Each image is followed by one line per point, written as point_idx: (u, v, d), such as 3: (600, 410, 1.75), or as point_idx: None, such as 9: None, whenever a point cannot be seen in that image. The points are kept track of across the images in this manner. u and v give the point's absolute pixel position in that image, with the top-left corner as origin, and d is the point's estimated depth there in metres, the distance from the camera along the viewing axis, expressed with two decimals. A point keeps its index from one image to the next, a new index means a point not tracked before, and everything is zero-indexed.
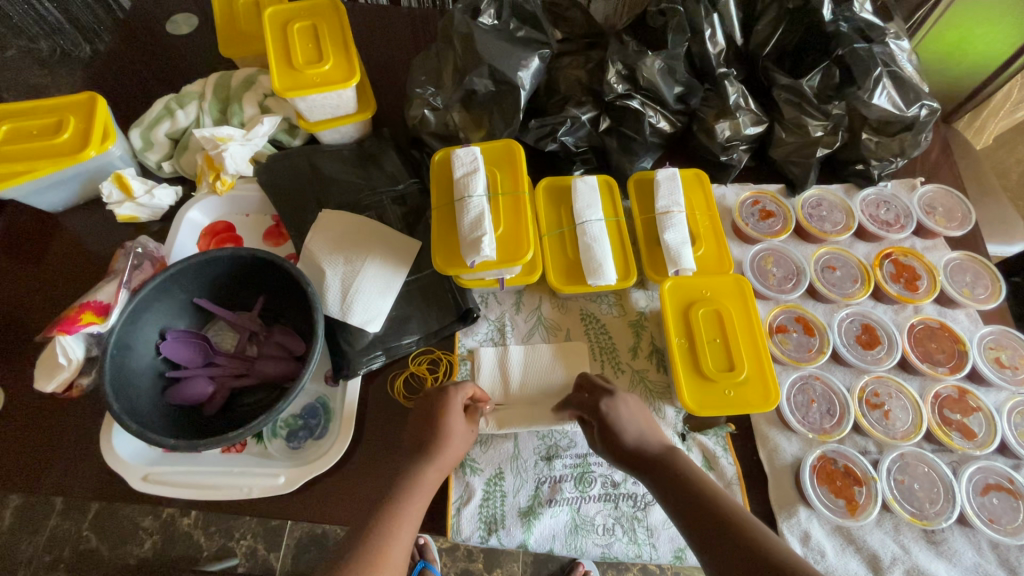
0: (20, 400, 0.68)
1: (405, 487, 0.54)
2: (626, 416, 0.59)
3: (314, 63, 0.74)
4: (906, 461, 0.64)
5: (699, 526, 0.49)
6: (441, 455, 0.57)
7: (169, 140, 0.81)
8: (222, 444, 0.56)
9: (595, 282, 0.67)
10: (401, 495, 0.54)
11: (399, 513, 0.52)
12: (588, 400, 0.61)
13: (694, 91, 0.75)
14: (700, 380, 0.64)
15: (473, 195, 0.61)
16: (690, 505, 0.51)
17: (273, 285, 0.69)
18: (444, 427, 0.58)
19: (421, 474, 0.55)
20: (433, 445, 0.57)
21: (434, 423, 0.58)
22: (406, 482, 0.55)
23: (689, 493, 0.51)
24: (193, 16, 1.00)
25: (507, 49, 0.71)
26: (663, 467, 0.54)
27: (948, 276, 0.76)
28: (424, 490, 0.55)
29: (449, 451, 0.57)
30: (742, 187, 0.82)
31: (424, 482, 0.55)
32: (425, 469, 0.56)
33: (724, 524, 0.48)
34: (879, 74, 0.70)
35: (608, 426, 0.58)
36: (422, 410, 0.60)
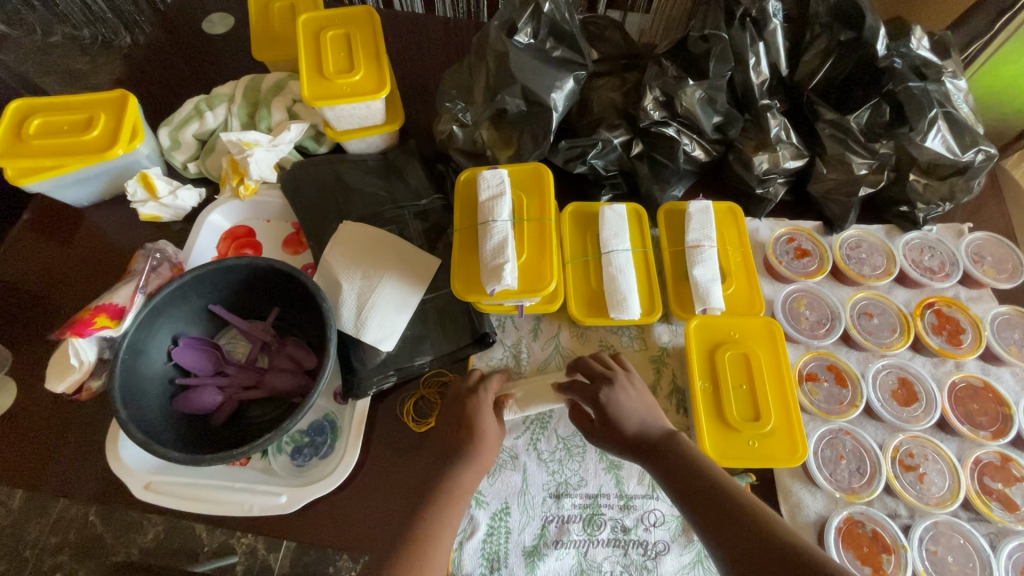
0: (32, 397, 0.68)
1: (449, 493, 0.55)
2: (624, 397, 0.58)
3: (345, 73, 0.73)
4: (939, 530, 0.60)
5: (706, 512, 0.48)
6: (479, 455, 0.57)
7: (196, 141, 0.81)
8: (225, 461, 0.55)
9: (620, 317, 0.65)
10: (443, 504, 0.54)
11: (454, 489, 0.55)
12: (586, 389, 0.59)
13: (734, 121, 0.72)
14: (722, 427, 0.61)
15: (498, 218, 0.59)
16: (695, 494, 0.49)
17: (288, 295, 0.68)
18: (478, 426, 0.59)
19: (459, 477, 0.56)
20: (467, 450, 0.57)
21: (466, 424, 0.59)
22: (446, 486, 0.55)
23: (695, 478, 0.50)
24: (230, 16, 1.01)
25: (540, 69, 0.68)
26: (664, 451, 0.53)
27: (994, 331, 0.71)
28: (462, 491, 0.56)
29: (488, 448, 0.58)
30: (777, 223, 0.78)
31: (461, 484, 0.56)
32: (463, 470, 0.56)
33: (737, 511, 0.47)
34: (935, 115, 0.66)
35: (609, 409, 0.57)
36: (451, 415, 0.61)
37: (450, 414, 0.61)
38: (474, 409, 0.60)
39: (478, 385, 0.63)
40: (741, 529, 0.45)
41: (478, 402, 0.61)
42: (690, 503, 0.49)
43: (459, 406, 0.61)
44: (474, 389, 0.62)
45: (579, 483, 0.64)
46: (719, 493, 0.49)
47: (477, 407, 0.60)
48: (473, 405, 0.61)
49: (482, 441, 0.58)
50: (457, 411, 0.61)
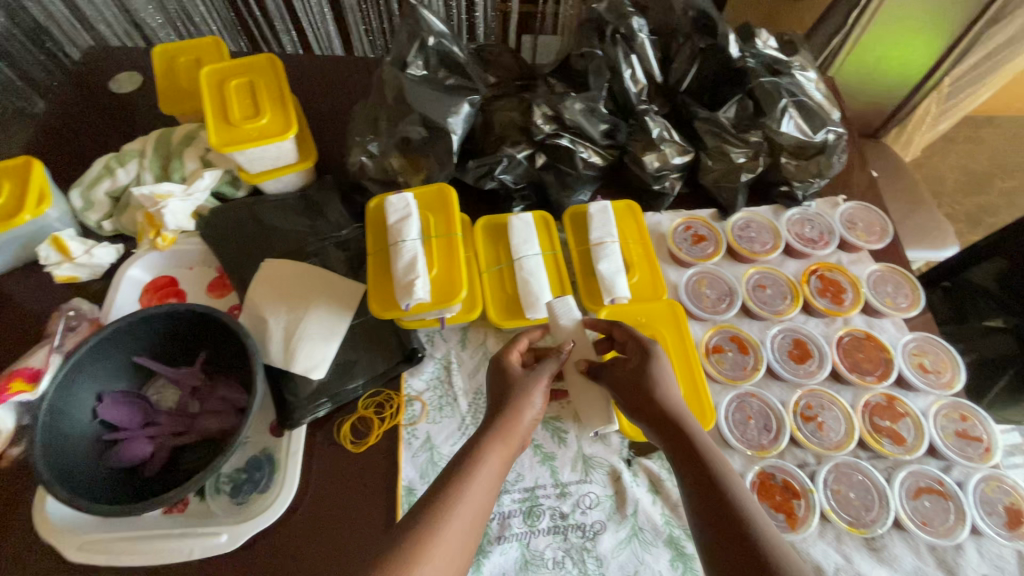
0: None
1: (469, 466, 0.51)
2: (666, 376, 0.59)
3: (251, 118, 0.76)
4: (841, 471, 0.66)
5: (700, 491, 0.51)
6: (507, 427, 0.55)
7: (109, 198, 0.82)
8: (159, 506, 0.56)
9: (562, 324, 0.66)
10: (466, 474, 0.50)
11: (478, 459, 0.52)
12: (635, 345, 0.62)
13: (619, 127, 0.79)
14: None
15: (407, 238, 0.64)
16: (709, 496, 0.50)
17: (215, 338, 0.69)
18: (517, 400, 0.57)
19: (485, 452, 0.53)
20: (500, 421, 0.55)
21: (507, 399, 0.58)
22: (466, 460, 0.52)
23: (696, 460, 0.53)
24: (137, 74, 1.02)
25: (436, 97, 0.73)
26: (675, 425, 0.55)
27: (871, 287, 0.80)
28: (492, 462, 0.52)
29: (514, 425, 0.56)
30: (675, 215, 0.85)
31: (487, 459, 0.52)
32: (493, 442, 0.53)
33: (727, 505, 0.49)
34: (785, 104, 0.75)
35: (655, 378, 0.58)
36: (496, 389, 0.60)
37: (495, 390, 0.60)
38: (521, 383, 0.60)
39: (506, 349, 0.63)
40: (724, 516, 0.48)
41: (528, 379, 0.60)
42: (699, 501, 0.51)
43: (503, 382, 0.60)
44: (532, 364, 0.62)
45: (516, 478, 0.67)
46: (727, 497, 0.50)
47: (518, 378, 0.60)
48: (519, 382, 0.59)
49: (514, 417, 0.57)
50: (501, 384, 0.60)
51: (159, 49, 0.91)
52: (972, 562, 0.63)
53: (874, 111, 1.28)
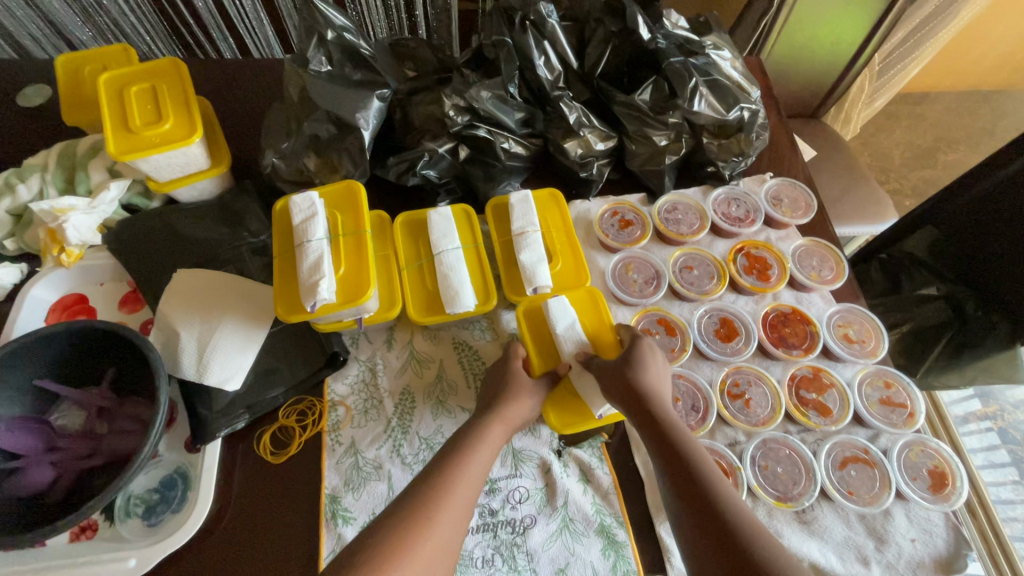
0: None
1: (473, 443, 0.56)
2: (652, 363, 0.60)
3: (153, 124, 0.73)
4: (768, 447, 0.66)
5: (674, 472, 0.53)
6: (504, 409, 0.60)
7: (10, 216, 0.78)
8: (54, 533, 0.53)
9: (560, 334, 0.65)
10: (468, 450, 0.56)
11: (481, 439, 0.57)
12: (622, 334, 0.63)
13: (536, 116, 0.79)
14: (566, 401, 0.67)
15: (312, 238, 0.62)
16: (678, 471, 0.53)
17: (121, 355, 0.66)
18: (513, 384, 0.63)
19: (485, 431, 0.58)
20: (498, 406, 0.60)
21: (506, 384, 0.63)
22: (470, 440, 0.57)
23: (670, 443, 0.55)
24: (46, 86, 0.98)
25: (342, 93, 0.71)
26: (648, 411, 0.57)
27: (797, 262, 0.80)
28: (490, 442, 0.58)
29: (513, 408, 0.61)
30: (602, 201, 0.84)
31: (487, 438, 0.58)
32: (493, 424, 0.59)
33: (698, 483, 0.51)
34: (695, 84, 0.75)
35: (631, 360, 0.60)
36: (493, 380, 0.64)
37: (492, 383, 0.64)
38: (518, 377, 0.63)
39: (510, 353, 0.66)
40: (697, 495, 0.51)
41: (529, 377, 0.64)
42: (671, 478, 0.53)
43: (506, 371, 0.64)
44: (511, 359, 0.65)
45: None
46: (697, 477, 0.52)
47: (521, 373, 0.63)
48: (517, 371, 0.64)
49: (511, 400, 0.61)
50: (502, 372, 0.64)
51: (63, 58, 0.88)
52: (899, 527, 0.63)
53: (809, 91, 1.29)
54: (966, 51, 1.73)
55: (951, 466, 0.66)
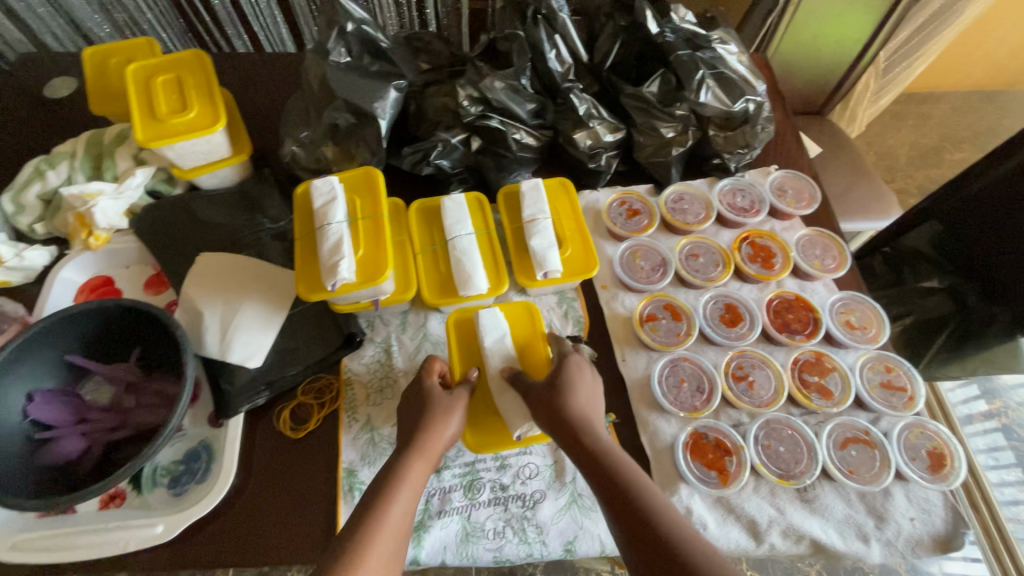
0: None
1: (394, 481, 0.54)
2: (578, 383, 0.60)
3: (179, 113, 0.76)
4: (772, 427, 0.68)
5: (609, 494, 0.53)
6: (425, 441, 0.58)
7: (40, 201, 0.81)
8: (86, 498, 0.56)
9: (487, 346, 0.66)
10: (388, 490, 0.53)
11: (402, 477, 0.55)
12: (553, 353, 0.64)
13: (547, 107, 0.81)
14: (482, 419, 0.67)
15: (333, 221, 0.64)
16: (616, 497, 0.52)
17: (148, 333, 0.69)
18: (433, 413, 0.60)
19: (405, 466, 0.55)
20: (420, 438, 0.58)
21: (425, 413, 0.60)
22: (391, 478, 0.54)
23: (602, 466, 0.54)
24: (71, 78, 1.01)
25: (361, 83, 0.74)
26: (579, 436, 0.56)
27: (801, 251, 0.82)
28: (412, 481, 0.55)
29: (433, 439, 0.58)
30: (611, 191, 0.87)
31: (410, 475, 0.55)
32: (414, 458, 0.56)
33: (633, 503, 0.51)
34: (702, 75, 0.77)
35: (558, 385, 0.60)
36: (413, 406, 0.62)
37: (410, 410, 0.62)
38: (440, 401, 0.61)
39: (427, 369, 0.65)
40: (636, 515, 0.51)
41: (450, 397, 0.62)
42: (609, 501, 0.53)
43: (424, 399, 0.62)
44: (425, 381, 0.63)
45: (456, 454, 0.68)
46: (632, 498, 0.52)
47: (440, 397, 0.61)
48: (440, 399, 0.61)
49: (433, 432, 0.59)
50: (420, 401, 0.62)
51: (90, 51, 0.91)
52: (898, 506, 0.65)
53: (815, 88, 1.31)
54: (972, 51, 1.73)
55: (950, 448, 0.68)
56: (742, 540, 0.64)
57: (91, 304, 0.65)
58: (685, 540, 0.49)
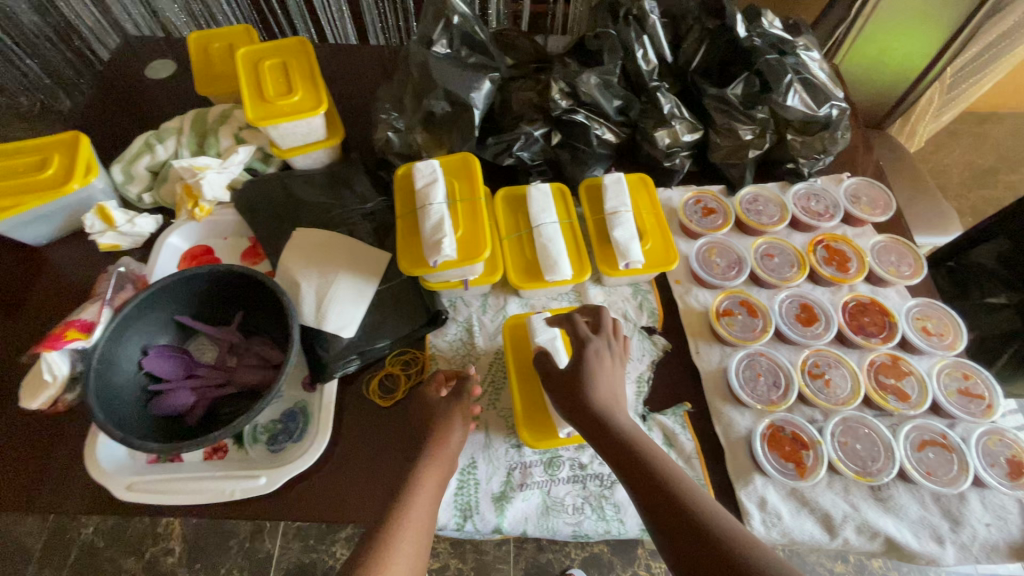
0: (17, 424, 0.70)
1: (410, 488, 0.57)
2: (601, 372, 0.62)
3: (284, 95, 0.81)
4: (848, 425, 0.69)
5: (637, 481, 0.54)
6: (434, 450, 0.62)
7: (149, 173, 0.87)
8: (201, 446, 0.59)
9: (539, 342, 0.68)
10: (406, 495, 0.56)
11: (417, 483, 0.58)
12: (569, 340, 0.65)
13: (632, 104, 0.84)
14: (535, 414, 0.70)
15: (434, 202, 0.68)
16: (641, 483, 0.53)
17: (252, 299, 0.73)
18: (436, 425, 0.64)
19: (420, 472, 0.59)
20: (430, 449, 0.62)
21: (432, 424, 0.64)
22: (410, 482, 0.58)
23: (629, 453, 0.55)
24: (171, 62, 1.08)
25: (459, 74, 0.78)
26: (604, 426, 0.58)
27: (876, 257, 0.83)
28: (427, 486, 0.58)
29: (443, 447, 0.62)
30: (685, 189, 0.89)
31: (425, 481, 0.59)
32: (426, 467, 0.60)
33: (660, 488, 0.52)
34: (790, 79, 0.79)
35: (578, 376, 0.61)
36: (419, 419, 0.66)
37: (420, 422, 0.66)
38: (442, 414, 0.65)
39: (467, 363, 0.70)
40: (667, 500, 0.51)
41: (447, 406, 0.65)
42: (637, 487, 0.54)
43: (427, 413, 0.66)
44: (422, 398, 0.67)
45: None
46: (660, 484, 0.53)
47: (442, 407, 0.66)
48: (444, 412, 0.65)
49: (440, 442, 0.62)
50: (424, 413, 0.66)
51: (194, 36, 0.97)
52: (974, 511, 0.66)
53: (878, 102, 1.31)
54: None
55: None
56: (817, 533, 0.65)
57: (201, 268, 0.70)
58: (715, 520, 0.50)
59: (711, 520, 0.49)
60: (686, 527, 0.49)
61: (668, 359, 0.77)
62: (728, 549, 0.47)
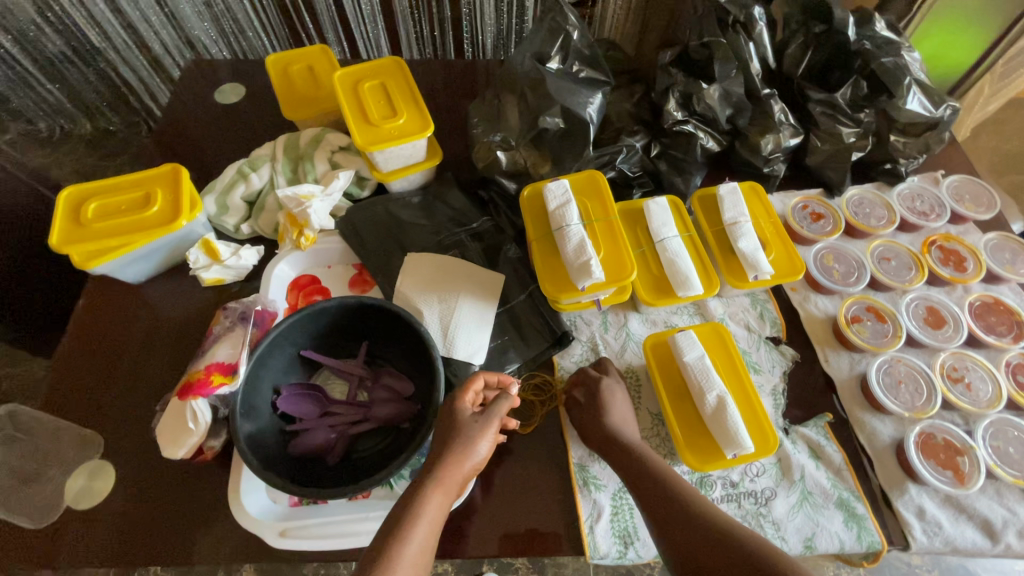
0: (147, 473, 0.68)
1: (410, 517, 0.49)
2: (614, 401, 0.68)
3: (389, 118, 0.79)
4: (997, 428, 0.69)
5: (648, 496, 0.59)
6: (443, 471, 0.53)
7: (244, 203, 0.84)
8: (363, 490, 0.56)
9: (688, 362, 0.68)
10: (403, 527, 0.48)
11: (418, 511, 0.50)
12: (588, 375, 0.71)
13: (743, 112, 0.82)
14: (694, 437, 0.67)
15: (571, 223, 0.66)
16: (652, 495, 0.58)
17: (380, 331, 0.71)
18: (458, 437, 0.55)
19: (424, 500, 0.51)
20: (438, 469, 0.53)
21: (452, 438, 0.55)
22: (405, 511, 0.50)
23: (639, 470, 0.61)
24: (240, 84, 1.05)
25: (573, 89, 0.76)
26: (618, 448, 0.64)
27: (989, 255, 0.83)
28: (429, 516, 0.50)
29: (456, 468, 0.54)
30: (787, 196, 0.88)
31: (428, 506, 0.50)
32: (432, 490, 0.51)
33: (670, 499, 0.57)
34: (909, 82, 0.78)
35: (596, 405, 0.68)
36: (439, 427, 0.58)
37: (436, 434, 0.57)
38: (462, 428, 0.56)
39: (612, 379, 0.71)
40: (674, 509, 0.56)
41: (476, 422, 0.57)
42: (647, 501, 0.58)
43: (450, 421, 0.57)
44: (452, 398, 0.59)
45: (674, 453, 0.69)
46: (667, 494, 0.58)
47: (464, 419, 0.57)
48: (469, 424, 0.56)
49: (457, 459, 0.54)
50: (446, 423, 0.57)
51: (273, 58, 0.94)
52: None
53: None
54: None
55: None
56: (979, 539, 0.65)
57: (332, 301, 0.67)
58: (720, 524, 0.54)
59: (717, 523, 0.54)
60: (694, 532, 0.54)
61: (798, 369, 0.76)
62: (733, 545, 0.51)
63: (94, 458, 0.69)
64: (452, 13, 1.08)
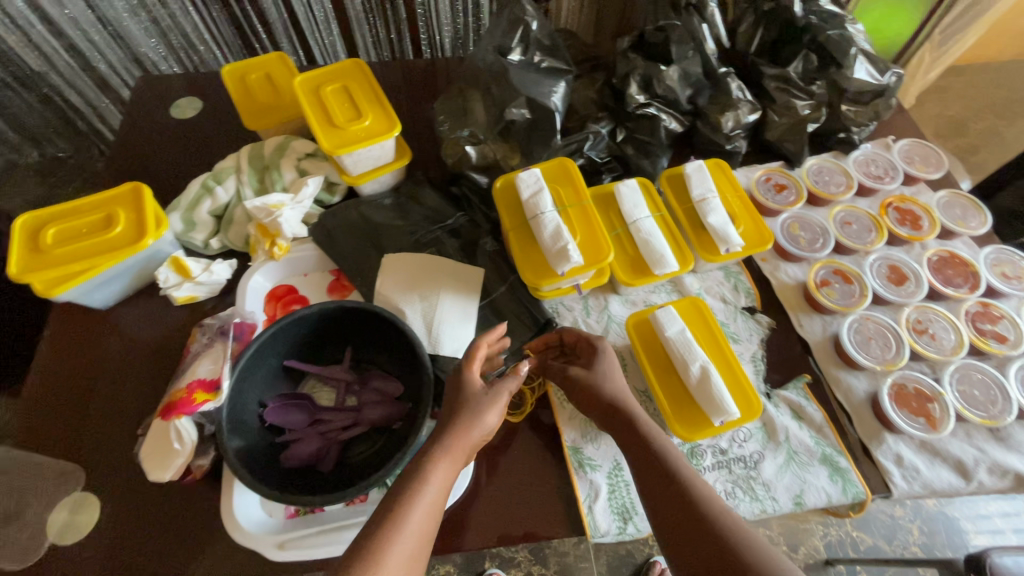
0: (134, 500, 0.66)
1: (414, 486, 0.49)
2: (610, 368, 0.65)
3: (355, 120, 0.78)
4: (962, 373, 0.73)
5: (641, 465, 0.57)
6: (452, 438, 0.54)
7: (212, 218, 0.82)
8: (359, 493, 0.55)
9: (670, 336, 0.70)
10: (406, 495, 0.48)
11: (424, 476, 0.51)
12: (583, 340, 0.68)
13: (702, 91, 0.86)
14: (683, 407, 0.69)
15: (546, 210, 0.67)
16: (644, 466, 0.56)
17: (364, 334, 0.71)
18: (467, 405, 0.57)
19: (433, 466, 0.51)
20: (445, 436, 0.54)
21: (458, 410, 0.56)
22: (411, 480, 0.50)
23: (634, 438, 0.59)
24: (196, 99, 1.03)
25: (537, 79, 0.78)
26: (616, 415, 0.61)
27: (942, 212, 0.87)
28: (436, 481, 0.51)
29: (462, 437, 0.54)
30: (751, 170, 0.90)
31: (433, 472, 0.51)
32: (441, 456, 0.52)
33: (662, 470, 0.55)
34: (855, 52, 0.82)
35: (591, 371, 0.65)
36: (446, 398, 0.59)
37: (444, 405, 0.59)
38: (469, 400, 0.57)
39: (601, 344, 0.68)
40: (664, 482, 0.54)
41: (483, 393, 0.58)
42: (639, 472, 0.56)
43: (456, 393, 0.59)
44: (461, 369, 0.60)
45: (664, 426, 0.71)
46: (660, 464, 0.55)
47: (474, 389, 0.58)
48: (474, 394, 0.58)
49: (468, 425, 0.55)
50: (454, 396, 0.58)
51: (229, 68, 0.91)
52: None
53: None
54: None
55: None
56: (954, 479, 0.68)
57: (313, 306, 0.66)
58: (708, 501, 0.52)
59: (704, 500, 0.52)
60: (681, 505, 0.52)
61: (774, 335, 0.79)
62: (717, 526, 0.49)
63: (75, 491, 0.66)
64: (407, 13, 1.07)
